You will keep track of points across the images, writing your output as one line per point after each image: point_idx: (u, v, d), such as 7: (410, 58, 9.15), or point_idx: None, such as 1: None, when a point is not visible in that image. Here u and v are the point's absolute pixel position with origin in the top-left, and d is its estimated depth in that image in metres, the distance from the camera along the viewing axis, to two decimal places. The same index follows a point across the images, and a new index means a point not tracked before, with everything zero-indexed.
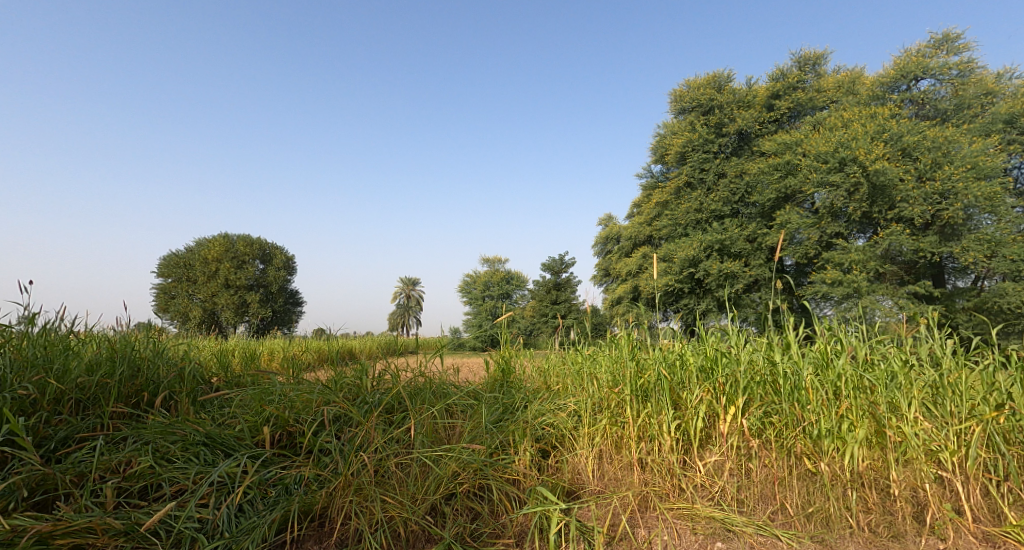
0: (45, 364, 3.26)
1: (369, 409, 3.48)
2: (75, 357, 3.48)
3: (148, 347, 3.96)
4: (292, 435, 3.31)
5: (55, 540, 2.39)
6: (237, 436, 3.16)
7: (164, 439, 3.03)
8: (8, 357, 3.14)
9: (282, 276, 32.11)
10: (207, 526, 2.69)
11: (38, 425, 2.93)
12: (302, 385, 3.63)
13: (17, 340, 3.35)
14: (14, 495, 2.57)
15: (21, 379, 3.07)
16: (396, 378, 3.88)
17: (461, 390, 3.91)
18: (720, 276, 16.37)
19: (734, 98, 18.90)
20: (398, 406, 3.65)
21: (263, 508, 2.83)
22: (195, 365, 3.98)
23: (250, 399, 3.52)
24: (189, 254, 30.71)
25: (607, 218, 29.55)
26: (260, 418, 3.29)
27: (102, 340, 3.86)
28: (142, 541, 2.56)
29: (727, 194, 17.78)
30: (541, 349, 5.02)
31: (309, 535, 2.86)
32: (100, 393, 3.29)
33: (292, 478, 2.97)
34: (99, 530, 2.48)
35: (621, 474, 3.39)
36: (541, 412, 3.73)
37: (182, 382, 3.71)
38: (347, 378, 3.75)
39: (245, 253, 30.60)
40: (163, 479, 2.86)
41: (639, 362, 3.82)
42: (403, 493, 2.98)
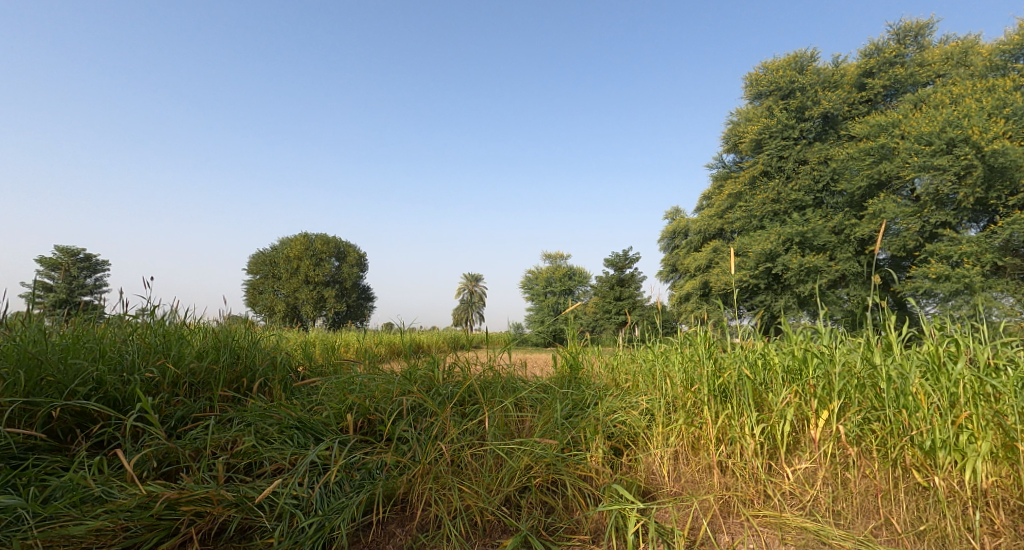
0: (164, 351, 3.60)
1: (443, 400, 3.61)
2: (187, 344, 3.82)
3: (245, 338, 4.30)
4: (373, 423, 3.48)
5: (181, 506, 2.61)
6: (324, 421, 3.38)
7: (263, 422, 3.31)
8: (135, 344, 3.51)
9: (355, 272, 33.62)
10: (304, 503, 2.84)
11: (161, 404, 3.24)
12: (382, 376, 3.85)
13: (141, 331, 3.75)
14: (146, 464, 2.86)
15: (147, 362, 3.42)
16: (467, 371, 3.99)
17: (531, 384, 3.97)
18: (801, 271, 15.38)
19: (819, 79, 17.73)
20: (471, 399, 3.75)
21: (349, 489, 2.97)
22: (285, 355, 4.29)
23: (334, 388, 3.77)
24: (275, 253, 32.98)
25: (674, 212, 28.69)
26: (345, 406, 3.49)
27: (209, 330, 4.23)
28: (250, 513, 2.73)
29: (810, 182, 16.70)
30: (607, 345, 4.95)
31: (392, 518, 2.97)
32: (209, 377, 3.60)
33: (375, 464, 3.11)
34: (215, 500, 2.67)
35: (699, 476, 3.27)
36: (613, 408, 3.69)
37: (276, 369, 4.02)
38: (421, 370, 3.90)
39: (323, 251, 32.31)
40: (265, 457, 3.07)
41: (717, 360, 3.69)
42: (479, 484, 3.04)
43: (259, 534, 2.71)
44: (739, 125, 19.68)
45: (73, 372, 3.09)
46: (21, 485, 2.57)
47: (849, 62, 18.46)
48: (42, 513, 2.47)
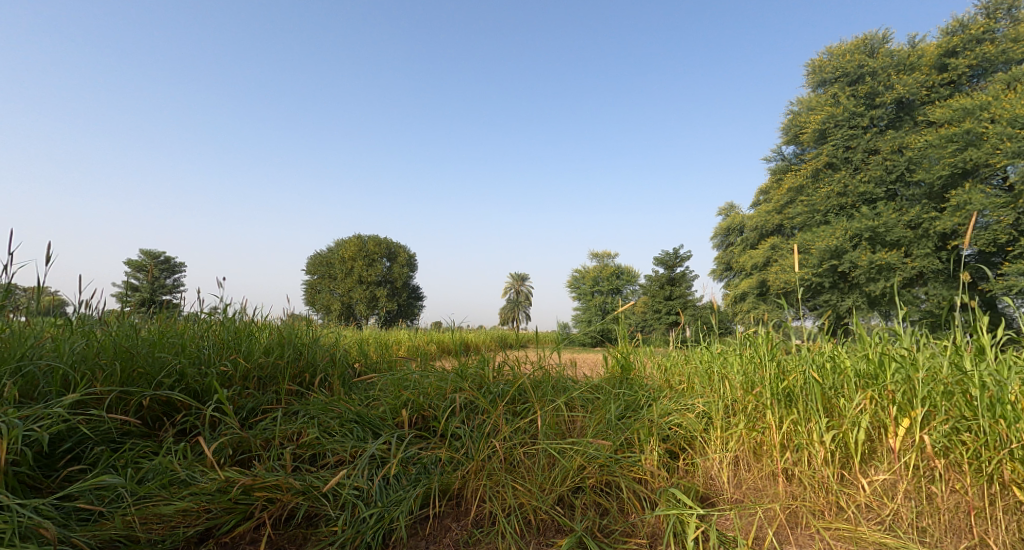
0: (235, 346, 3.83)
1: (494, 398, 3.65)
2: (255, 340, 4.04)
3: (307, 335, 4.50)
4: (427, 418, 3.57)
5: (254, 492, 2.76)
6: (381, 416, 3.49)
7: (326, 415, 3.46)
8: (211, 340, 3.75)
9: (405, 272, 34.42)
10: (365, 494, 2.93)
11: (234, 396, 3.44)
12: (436, 374, 3.94)
13: (216, 328, 4.02)
14: (223, 451, 3.05)
15: (221, 356, 3.65)
16: (516, 370, 4.01)
17: (581, 384, 3.95)
18: (871, 269, 14.54)
19: (892, 62, 16.74)
20: (521, 398, 3.76)
21: (406, 483, 3.04)
22: (343, 351, 4.46)
23: (389, 384, 3.88)
24: (330, 254, 34.28)
25: (728, 209, 27.81)
26: (399, 402, 3.59)
27: (274, 327, 4.45)
28: (316, 502, 2.86)
29: (881, 173, 15.76)
30: (656, 346, 4.82)
31: (448, 512, 3.02)
32: (275, 371, 3.80)
33: (430, 459, 3.18)
34: (285, 487, 2.81)
35: (763, 484, 3.17)
36: (668, 410, 3.60)
37: (335, 365, 4.18)
38: (471, 368, 3.97)
39: (375, 252, 33.23)
40: (328, 449, 3.21)
41: (780, 363, 3.54)
42: (532, 482, 3.06)
43: (325, 522, 2.83)
44: (801, 114, 18.93)
45: (158, 364, 3.32)
46: (119, 466, 2.77)
47: (927, 42, 17.28)
48: (137, 492, 2.65)
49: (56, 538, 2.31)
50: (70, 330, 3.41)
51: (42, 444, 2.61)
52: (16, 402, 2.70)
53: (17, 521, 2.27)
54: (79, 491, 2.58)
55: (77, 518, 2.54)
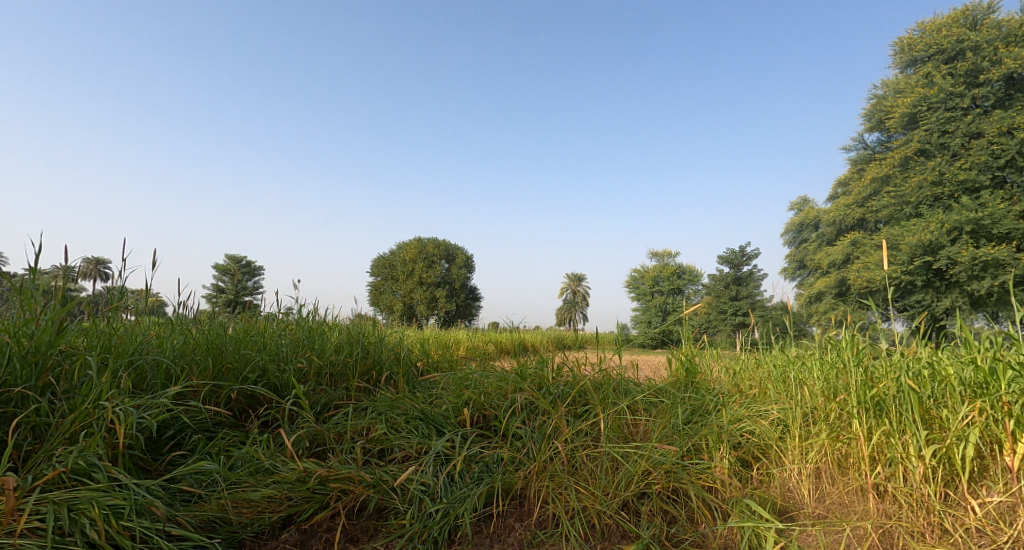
0: (310, 344, 4.03)
1: (554, 399, 3.63)
2: (327, 339, 4.24)
3: (374, 334, 4.67)
4: (488, 418, 3.61)
5: (329, 483, 2.90)
6: (444, 414, 3.56)
7: (392, 411, 3.57)
8: (288, 339, 3.98)
9: (463, 273, 34.95)
10: (430, 489, 2.99)
11: (309, 391, 3.63)
12: (496, 374, 3.97)
13: (293, 327, 4.26)
14: (301, 443, 3.21)
15: (298, 354, 3.87)
16: (576, 371, 3.96)
17: (643, 387, 3.86)
18: (973, 266, 13.35)
19: (997, 35, 15.31)
20: (582, 399, 3.73)
21: (469, 481, 3.08)
22: (407, 351, 4.59)
23: (450, 384, 3.95)
24: (392, 257, 35.39)
25: (801, 203, 26.40)
26: (461, 401, 3.64)
27: (344, 327, 4.65)
28: (385, 495, 2.95)
29: (986, 159, 14.12)
30: (721, 347, 4.64)
31: (512, 512, 3.02)
32: (345, 369, 3.97)
33: (491, 458, 3.21)
34: (357, 479, 2.93)
35: (850, 499, 2.97)
36: (739, 416, 3.47)
37: (400, 364, 4.31)
38: (531, 369, 3.97)
39: (434, 254, 33.93)
40: (395, 444, 3.31)
41: (868, 369, 3.32)
42: (595, 485, 3.02)
43: (394, 514, 2.91)
44: (887, 98, 17.84)
45: (243, 360, 3.57)
46: (213, 452, 2.99)
47: None
48: (229, 477, 2.85)
49: (165, 514, 2.44)
50: (171, 328, 3.71)
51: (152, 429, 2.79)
52: (131, 391, 2.96)
53: (134, 497, 2.38)
54: (182, 473, 2.78)
55: (180, 499, 2.72)
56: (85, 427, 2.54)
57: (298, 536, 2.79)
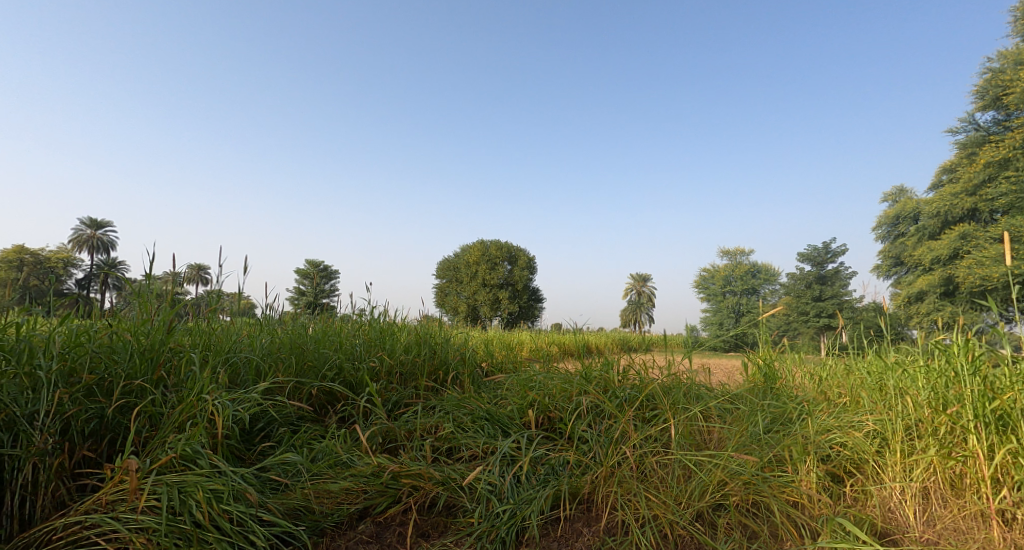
0: (381, 344, 4.18)
1: (621, 403, 3.54)
2: (396, 339, 4.37)
3: (440, 335, 4.77)
4: (552, 419, 3.58)
5: (401, 478, 2.98)
6: (510, 414, 3.57)
7: (459, 411, 3.63)
8: (361, 339, 4.14)
9: (527, 275, 35.01)
10: (497, 489, 3.00)
11: (382, 389, 3.75)
12: (562, 376, 3.93)
13: (367, 327, 4.44)
14: (374, 439, 3.32)
15: (370, 353, 4.02)
16: (644, 375, 3.85)
17: (715, 392, 3.69)
18: None
19: None
20: (651, 403, 3.62)
21: (535, 483, 3.06)
22: (472, 351, 4.65)
23: (515, 384, 3.96)
24: (456, 259, 36.08)
25: (896, 193, 24.51)
26: (525, 401, 3.64)
27: (412, 327, 4.78)
28: (453, 493, 3.00)
29: None
30: (803, 353, 4.38)
31: (578, 516, 2.96)
32: (414, 368, 4.08)
33: (557, 461, 3.18)
34: (427, 476, 3.00)
35: (968, 525, 2.71)
36: (827, 427, 3.24)
37: (465, 364, 4.37)
38: (596, 371, 3.89)
39: (497, 256, 34.22)
40: (462, 443, 3.35)
41: (990, 380, 2.95)
42: (667, 494, 2.91)
43: (462, 513, 2.95)
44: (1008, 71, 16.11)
45: (322, 359, 3.75)
46: (297, 444, 3.14)
47: None
48: (311, 468, 2.99)
49: (258, 500, 2.57)
50: (259, 328, 3.96)
51: (245, 421, 2.97)
52: (228, 385, 3.17)
53: (232, 484, 2.52)
54: (270, 463, 2.94)
55: (269, 487, 2.85)
56: (191, 418, 2.72)
57: (374, 528, 2.87)
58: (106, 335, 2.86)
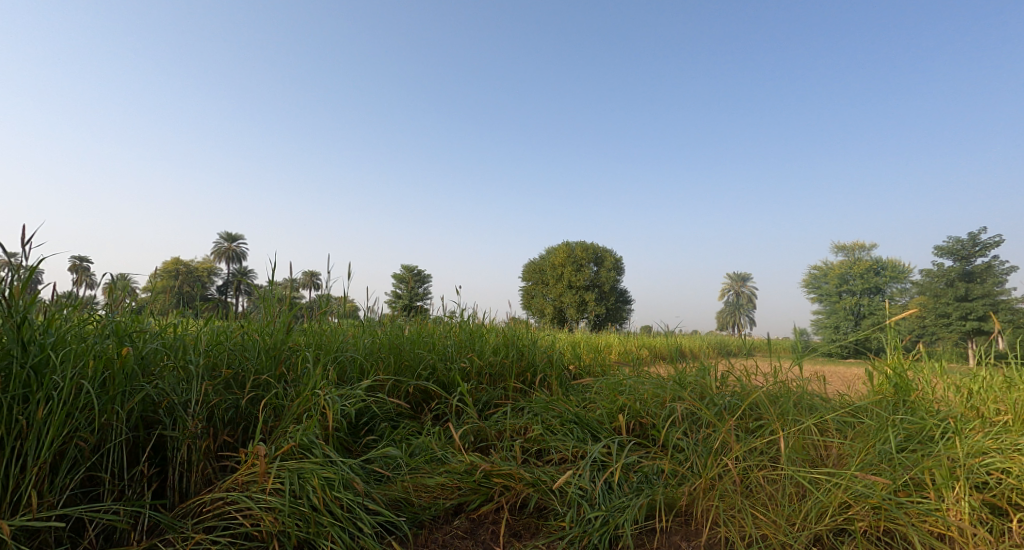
0: (471, 345, 4.35)
1: (720, 411, 3.40)
2: (485, 340, 4.52)
3: (528, 337, 4.87)
4: (644, 426, 3.53)
5: (492, 478, 3.08)
6: (599, 419, 3.58)
7: (547, 413, 3.68)
8: (453, 340, 4.33)
9: (614, 276, 34.42)
10: (588, 495, 3.01)
11: (472, 389, 3.91)
12: (653, 381, 3.86)
13: (458, 329, 4.65)
14: (467, 438, 3.46)
15: (462, 353, 4.20)
16: (745, 383, 3.68)
17: (829, 405, 3.44)
18: None
19: None
20: (754, 413, 3.45)
21: (628, 490, 3.02)
22: (560, 354, 4.69)
23: (604, 388, 3.95)
24: (542, 261, 36.29)
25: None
26: (615, 406, 3.64)
27: (499, 329, 4.92)
28: (544, 495, 3.05)
29: None
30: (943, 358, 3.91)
31: (677, 529, 2.87)
32: (503, 369, 4.21)
33: (651, 469, 3.13)
34: (517, 477, 3.08)
35: None
36: (981, 450, 2.90)
37: (553, 367, 4.42)
38: (691, 377, 3.78)
39: (583, 257, 34.05)
40: (551, 446, 3.39)
41: None
42: (777, 513, 2.76)
43: (553, 515, 3.00)
44: None
45: (417, 359, 3.98)
46: (397, 439, 3.35)
47: None
48: (410, 463, 3.18)
49: (363, 490, 2.77)
50: (362, 329, 4.27)
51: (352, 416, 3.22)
52: (337, 381, 3.45)
53: (341, 473, 2.74)
54: (374, 456, 3.16)
55: (374, 478, 3.06)
56: (306, 411, 2.99)
57: (467, 523, 2.99)
58: (239, 334, 3.28)
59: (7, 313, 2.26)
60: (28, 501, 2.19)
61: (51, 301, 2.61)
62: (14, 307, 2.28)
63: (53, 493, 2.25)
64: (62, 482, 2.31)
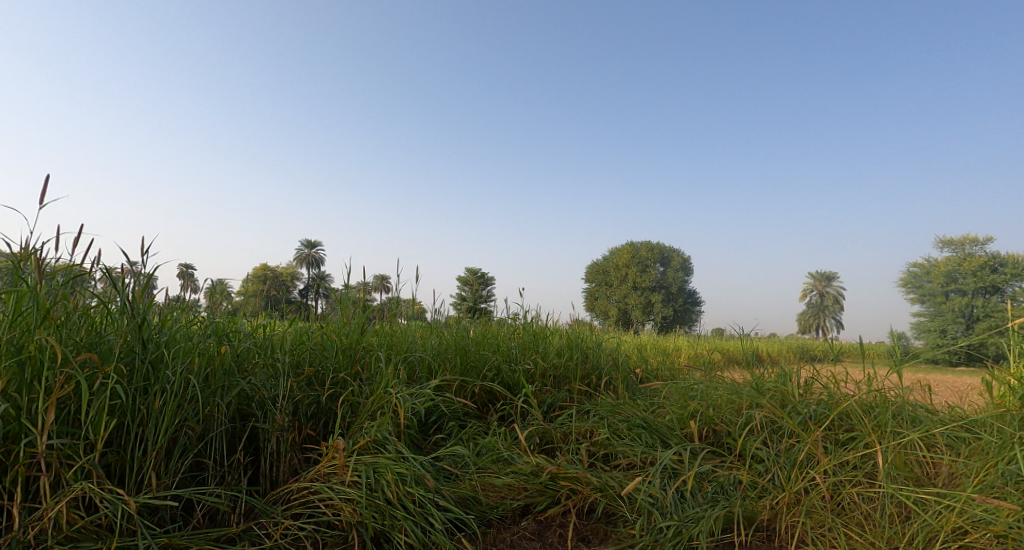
0: (535, 347, 4.33)
1: (805, 420, 3.18)
2: (548, 342, 4.49)
3: (592, 339, 4.78)
4: (719, 433, 3.36)
5: (559, 481, 3.04)
6: (668, 425, 3.45)
7: (614, 417, 3.60)
8: (517, 342, 4.33)
9: (682, 276, 33.30)
10: (660, 503, 2.90)
11: (537, 391, 3.89)
12: (728, 386, 3.67)
13: (521, 331, 4.65)
14: (533, 440, 3.44)
15: (525, 355, 4.18)
16: (833, 391, 3.42)
17: (936, 419, 3.12)
18: None
19: None
20: (847, 424, 3.19)
21: (703, 501, 2.88)
22: (626, 356, 4.57)
23: (674, 393, 3.80)
24: (605, 262, 35.77)
25: None
26: (687, 412, 3.50)
27: (563, 331, 4.87)
28: (612, 501, 2.97)
29: None
30: None
31: (758, 545, 2.69)
32: (567, 371, 4.15)
33: (728, 479, 2.97)
34: (584, 481, 3.02)
35: None
36: None
37: (618, 370, 4.32)
38: (770, 383, 3.56)
39: (648, 257, 33.27)
40: (619, 451, 3.30)
41: None
42: (874, 534, 2.55)
43: (622, 522, 2.91)
44: None
45: (482, 360, 4.00)
46: (465, 438, 3.38)
47: None
48: (477, 462, 3.19)
49: (434, 487, 2.81)
50: (429, 330, 4.36)
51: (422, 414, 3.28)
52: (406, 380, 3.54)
53: (413, 469, 2.79)
54: (443, 453, 3.20)
55: (444, 475, 3.10)
56: (380, 408, 3.09)
57: (535, 525, 2.94)
58: (319, 334, 3.42)
59: (132, 314, 2.47)
60: (150, 481, 2.38)
61: (166, 304, 2.84)
62: (137, 308, 2.50)
63: (169, 476, 2.43)
64: (176, 466, 2.49)
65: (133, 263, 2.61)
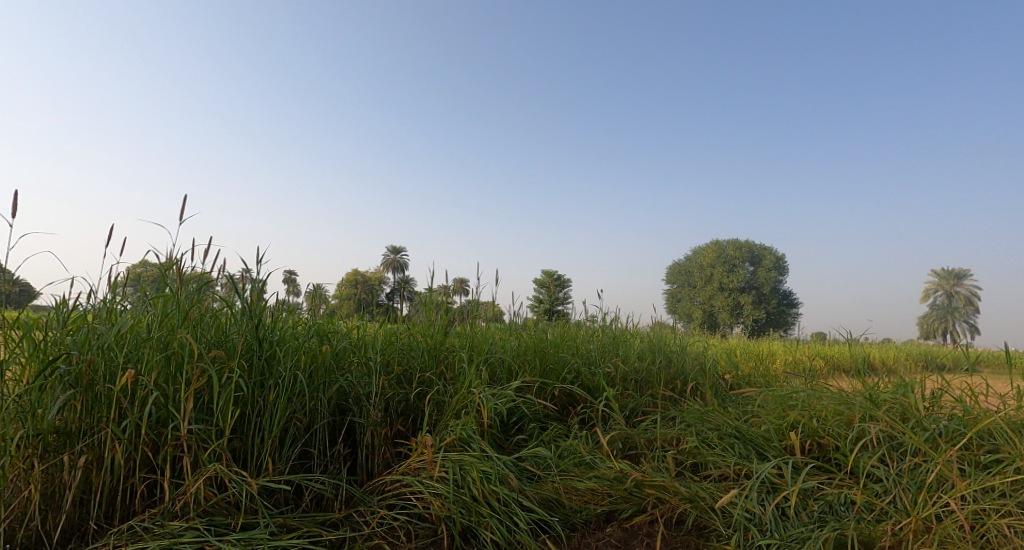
0: (615, 350, 4.20)
1: (931, 437, 2.81)
2: (629, 345, 4.34)
3: (676, 343, 4.57)
4: (824, 447, 3.05)
5: (645, 489, 2.89)
6: (765, 436, 3.18)
7: (703, 425, 3.38)
8: (596, 344, 4.22)
9: (774, 277, 31.29)
10: (758, 519, 2.67)
11: (619, 395, 3.76)
12: (833, 394, 3.33)
13: (600, 333, 4.53)
14: (615, 444, 3.31)
15: (605, 358, 4.06)
16: (966, 405, 2.99)
17: None
18: None
19: None
20: (985, 443, 2.78)
21: (808, 521, 2.62)
22: (713, 362, 4.31)
23: (770, 401, 3.51)
24: (689, 263, 34.39)
25: None
26: (786, 423, 3.21)
27: (645, 334, 4.69)
28: (703, 514, 2.77)
29: None
30: None
31: None
32: (650, 376, 3.98)
33: (837, 498, 2.68)
34: (672, 490, 2.85)
35: None
36: None
37: (706, 376, 4.08)
38: (886, 393, 3.18)
39: (735, 256, 31.64)
40: (710, 460, 3.08)
41: None
42: None
43: (715, 537, 2.69)
44: None
45: (562, 362, 3.93)
46: (546, 440, 3.31)
47: None
48: (559, 464, 3.11)
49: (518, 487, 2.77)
50: (509, 332, 4.35)
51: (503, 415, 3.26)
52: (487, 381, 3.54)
53: (497, 468, 2.76)
54: (525, 454, 3.16)
55: (526, 476, 3.05)
56: (465, 407, 3.11)
57: (620, 533, 2.79)
58: (406, 335, 3.49)
59: (251, 315, 2.67)
60: (268, 466, 2.54)
61: (276, 306, 3.04)
62: (255, 311, 2.70)
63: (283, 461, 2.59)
64: (288, 453, 2.64)
65: (249, 271, 2.83)
